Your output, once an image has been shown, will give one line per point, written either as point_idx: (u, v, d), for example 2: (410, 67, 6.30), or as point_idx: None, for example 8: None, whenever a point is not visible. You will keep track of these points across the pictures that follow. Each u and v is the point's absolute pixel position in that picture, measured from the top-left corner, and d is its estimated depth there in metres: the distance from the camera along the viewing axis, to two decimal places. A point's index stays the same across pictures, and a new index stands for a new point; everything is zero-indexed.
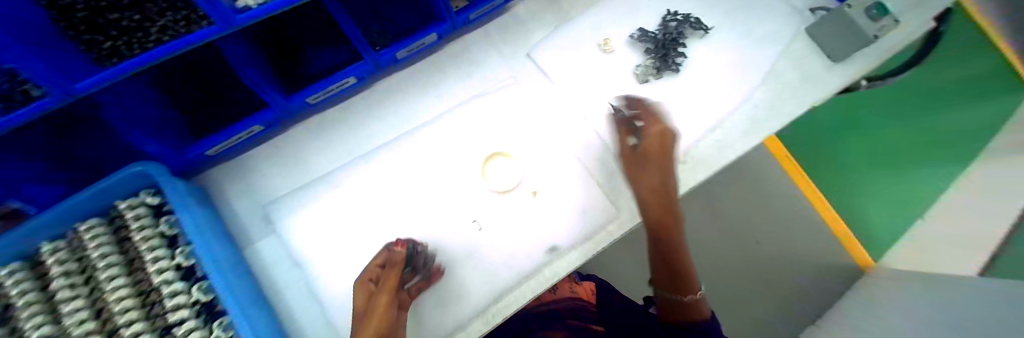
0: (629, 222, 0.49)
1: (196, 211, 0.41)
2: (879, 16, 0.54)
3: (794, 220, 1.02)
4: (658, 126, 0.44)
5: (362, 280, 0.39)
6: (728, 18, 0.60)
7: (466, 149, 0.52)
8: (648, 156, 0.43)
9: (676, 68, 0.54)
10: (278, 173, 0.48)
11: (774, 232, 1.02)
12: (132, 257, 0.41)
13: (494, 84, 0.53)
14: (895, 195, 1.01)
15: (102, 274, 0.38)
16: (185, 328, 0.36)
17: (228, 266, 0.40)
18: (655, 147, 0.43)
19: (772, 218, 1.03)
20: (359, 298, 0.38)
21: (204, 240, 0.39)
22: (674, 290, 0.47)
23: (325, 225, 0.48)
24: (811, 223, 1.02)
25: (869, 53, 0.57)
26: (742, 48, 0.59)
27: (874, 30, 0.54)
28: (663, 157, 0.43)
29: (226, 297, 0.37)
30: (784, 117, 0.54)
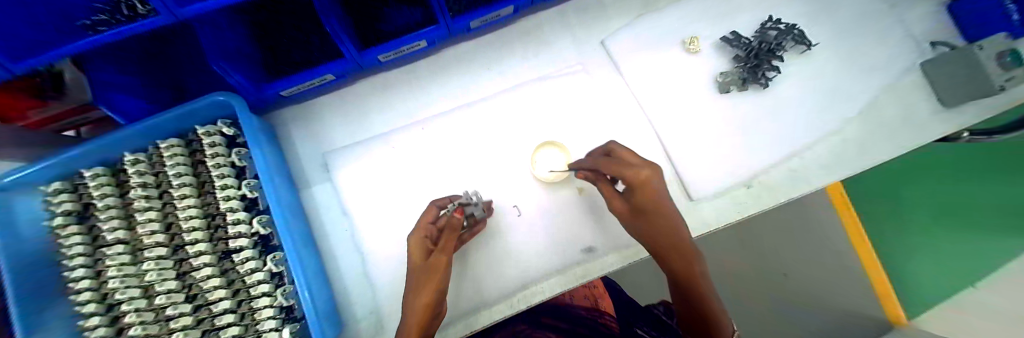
0: None
1: (265, 147, 0.43)
2: (1011, 66, 0.43)
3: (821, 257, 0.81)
4: (640, 175, 0.35)
5: (417, 237, 0.39)
6: (831, 34, 0.54)
7: (521, 133, 0.50)
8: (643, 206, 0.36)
9: (765, 83, 0.49)
10: (339, 124, 0.49)
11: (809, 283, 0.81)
12: (203, 181, 0.44)
13: (558, 70, 0.51)
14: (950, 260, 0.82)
15: (175, 192, 0.40)
16: (243, 256, 0.38)
17: (287, 206, 0.42)
18: (641, 201, 0.36)
19: (789, 247, 0.82)
20: (415, 253, 0.39)
21: (269, 177, 0.41)
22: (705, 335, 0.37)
23: (376, 182, 0.49)
24: (838, 260, 0.80)
25: (989, 104, 0.50)
26: (842, 71, 0.53)
27: (1001, 81, 0.42)
28: (645, 206, 0.36)
29: (284, 237, 0.39)
30: (875, 157, 0.48)
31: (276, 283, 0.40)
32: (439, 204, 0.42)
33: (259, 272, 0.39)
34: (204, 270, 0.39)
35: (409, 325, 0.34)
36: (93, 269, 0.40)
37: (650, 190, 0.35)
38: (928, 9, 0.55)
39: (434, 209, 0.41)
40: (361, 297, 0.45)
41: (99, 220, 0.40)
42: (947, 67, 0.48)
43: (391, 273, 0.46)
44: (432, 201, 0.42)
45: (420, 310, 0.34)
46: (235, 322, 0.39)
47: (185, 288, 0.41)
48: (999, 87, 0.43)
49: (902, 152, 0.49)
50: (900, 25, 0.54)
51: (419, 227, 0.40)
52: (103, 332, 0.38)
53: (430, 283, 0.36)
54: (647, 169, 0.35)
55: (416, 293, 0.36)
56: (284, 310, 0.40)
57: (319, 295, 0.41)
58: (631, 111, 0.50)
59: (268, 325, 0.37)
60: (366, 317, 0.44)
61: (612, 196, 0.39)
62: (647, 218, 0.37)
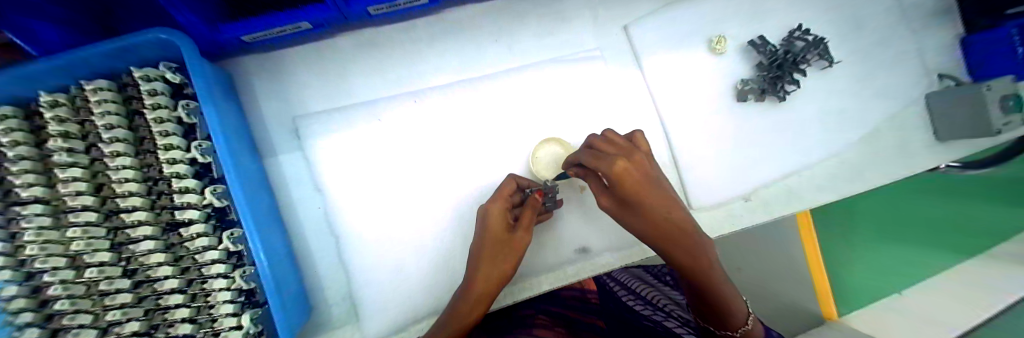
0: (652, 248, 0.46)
1: (221, 105, 0.36)
2: (1012, 109, 0.43)
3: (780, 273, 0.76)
4: (618, 165, 0.33)
5: (501, 209, 0.39)
6: (852, 51, 0.52)
7: (522, 120, 0.46)
8: (632, 197, 0.33)
9: (782, 96, 0.46)
10: (314, 85, 0.43)
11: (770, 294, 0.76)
12: (142, 137, 0.37)
13: (571, 53, 0.46)
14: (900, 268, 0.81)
15: (106, 148, 0.33)
16: (193, 231, 0.33)
17: (248, 177, 0.36)
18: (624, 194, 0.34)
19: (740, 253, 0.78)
20: (497, 226, 0.38)
21: (226, 141, 0.34)
22: (717, 323, 0.38)
23: (355, 157, 0.43)
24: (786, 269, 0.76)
25: (977, 143, 0.51)
26: (856, 91, 0.51)
27: (1001, 124, 0.42)
28: (632, 198, 0.33)
29: (242, 212, 0.33)
30: (867, 182, 0.49)
31: (234, 263, 0.36)
32: (518, 180, 0.41)
33: (214, 251, 0.34)
34: (144, 244, 0.33)
35: (479, 292, 0.37)
36: (7, 232, 0.33)
37: (634, 182, 0.33)
38: (946, 39, 0.54)
39: (514, 184, 0.41)
40: (334, 281, 0.42)
41: (9, 173, 0.32)
42: (950, 102, 0.48)
43: (368, 259, 0.42)
44: (511, 176, 0.41)
45: (491, 279, 0.37)
46: (184, 303, 0.34)
47: (123, 261, 0.35)
48: (997, 130, 0.43)
49: (890, 180, 0.50)
50: (917, 52, 0.53)
51: (501, 199, 0.39)
52: (22, 304, 0.32)
53: (509, 259, 0.38)
54: (625, 161, 0.33)
55: (495, 264, 0.37)
56: (243, 293, 0.36)
57: (286, 278, 0.36)
58: (645, 109, 0.46)
59: (224, 310, 0.33)
60: (339, 303, 0.41)
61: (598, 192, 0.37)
62: (630, 217, 0.35)
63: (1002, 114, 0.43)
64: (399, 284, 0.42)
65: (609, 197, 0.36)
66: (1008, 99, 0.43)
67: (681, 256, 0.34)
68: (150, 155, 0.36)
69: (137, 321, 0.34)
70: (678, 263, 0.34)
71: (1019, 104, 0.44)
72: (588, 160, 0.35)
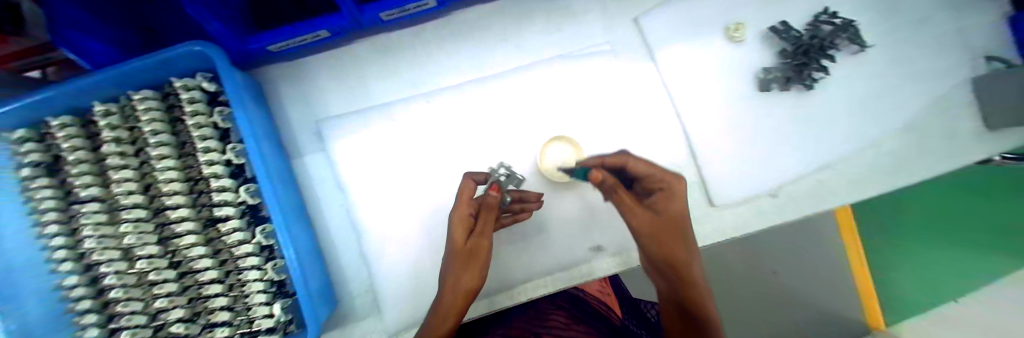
0: None
1: (251, 109, 0.38)
2: None
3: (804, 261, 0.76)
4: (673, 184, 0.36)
5: (461, 216, 0.36)
6: (886, 34, 0.49)
7: (535, 117, 0.46)
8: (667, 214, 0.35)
9: (809, 84, 0.44)
10: (334, 89, 0.44)
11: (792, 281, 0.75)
12: (184, 141, 0.40)
13: (582, 48, 0.45)
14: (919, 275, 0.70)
15: (153, 152, 0.36)
16: (230, 226, 0.36)
17: (277, 176, 0.38)
18: (672, 210, 0.36)
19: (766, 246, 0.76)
20: (458, 237, 0.36)
21: (256, 143, 0.37)
22: None
23: (373, 156, 0.45)
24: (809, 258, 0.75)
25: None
26: (892, 78, 0.48)
27: None
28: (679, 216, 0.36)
29: (272, 209, 0.35)
30: (905, 174, 0.46)
31: (266, 256, 0.38)
32: (477, 180, 0.38)
33: (248, 244, 0.36)
34: (187, 238, 0.36)
35: (449, 300, 0.35)
36: (68, 227, 0.37)
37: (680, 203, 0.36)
38: (993, 17, 0.49)
39: (473, 184, 0.38)
40: (356, 274, 0.43)
41: (70, 175, 0.36)
42: (1001, 87, 0.44)
43: (389, 255, 0.43)
44: (468, 175, 0.39)
45: (460, 292, 0.35)
46: (223, 293, 0.37)
47: (169, 254, 0.38)
48: None
49: (935, 172, 0.47)
50: (960, 32, 0.49)
51: (461, 206, 0.36)
52: (82, 292, 0.36)
53: (474, 269, 0.36)
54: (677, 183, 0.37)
55: (460, 276, 0.35)
56: (275, 284, 0.39)
57: (312, 271, 0.38)
58: (660, 104, 0.45)
59: (258, 298, 0.36)
60: (361, 295, 0.43)
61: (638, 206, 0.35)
62: (669, 235, 0.35)
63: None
64: (417, 278, 0.44)
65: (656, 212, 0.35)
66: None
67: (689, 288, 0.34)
68: (191, 157, 0.39)
69: (181, 308, 0.37)
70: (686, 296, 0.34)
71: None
72: (648, 172, 0.37)
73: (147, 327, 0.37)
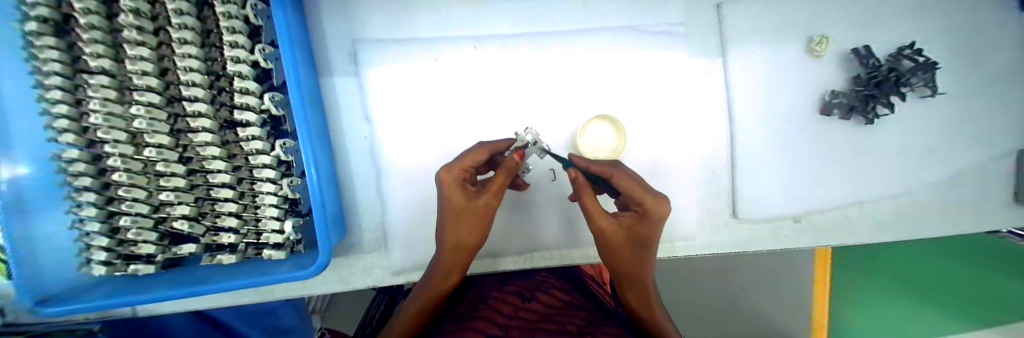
0: (685, 251, 0.44)
1: (289, 9, 0.34)
2: None
3: (785, 291, 0.75)
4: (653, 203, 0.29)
5: (456, 179, 0.32)
6: (960, 85, 0.46)
7: (584, 90, 0.43)
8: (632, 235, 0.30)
9: (872, 118, 0.42)
10: (380, 10, 0.40)
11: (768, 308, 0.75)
12: (209, 30, 0.36)
13: (653, 26, 0.42)
14: (885, 319, 0.71)
15: (173, 33, 0.33)
16: (249, 134, 0.34)
17: (306, 90, 0.35)
18: (638, 230, 0.30)
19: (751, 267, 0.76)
20: (456, 196, 0.32)
21: (290, 49, 0.33)
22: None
23: (408, 92, 0.42)
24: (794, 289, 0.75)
25: None
26: (950, 131, 0.46)
27: None
28: (645, 237, 0.30)
29: (298, 124, 0.33)
30: (926, 228, 0.46)
31: (283, 171, 0.36)
32: (490, 148, 0.35)
33: (266, 155, 0.34)
34: (201, 135, 0.34)
35: (451, 258, 0.34)
36: (73, 97, 0.33)
37: (653, 224, 0.29)
38: None
39: (485, 154, 0.35)
40: (370, 210, 0.42)
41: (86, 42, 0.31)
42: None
43: (408, 199, 0.42)
44: (482, 145, 0.35)
45: (462, 249, 0.34)
46: (233, 199, 0.36)
47: (179, 148, 0.36)
48: None
49: (954, 233, 0.47)
50: None
51: (458, 168, 0.33)
52: (82, 169, 0.33)
53: (477, 227, 0.33)
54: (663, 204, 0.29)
55: (461, 232, 0.33)
56: (288, 201, 0.37)
57: (330, 198, 0.36)
58: (716, 105, 0.43)
59: (269, 212, 0.35)
60: (372, 230, 0.42)
61: (609, 226, 0.30)
62: (627, 253, 0.31)
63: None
64: (428, 227, 0.43)
65: (618, 229, 0.30)
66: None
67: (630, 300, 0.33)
68: (215, 49, 0.36)
69: (187, 206, 0.36)
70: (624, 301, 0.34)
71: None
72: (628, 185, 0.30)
73: (148, 217, 0.36)
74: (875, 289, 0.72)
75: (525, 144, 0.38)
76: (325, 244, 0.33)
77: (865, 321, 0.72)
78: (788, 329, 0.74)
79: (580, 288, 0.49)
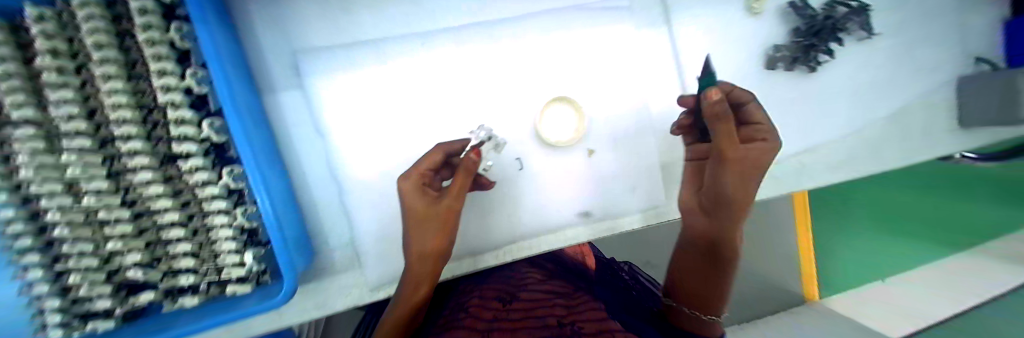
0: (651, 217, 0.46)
1: (217, 29, 0.32)
2: None
3: (770, 241, 0.90)
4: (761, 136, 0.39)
5: (416, 184, 0.33)
6: (897, 24, 0.48)
7: (538, 75, 0.43)
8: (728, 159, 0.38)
9: (814, 66, 0.44)
10: (317, 18, 0.38)
11: (758, 257, 0.89)
12: (134, 61, 0.33)
13: (599, 2, 0.42)
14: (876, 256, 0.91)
15: (94, 69, 0.30)
16: (191, 165, 0.32)
17: (246, 111, 0.33)
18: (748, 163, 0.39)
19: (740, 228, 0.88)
20: (417, 202, 0.33)
21: (222, 70, 0.31)
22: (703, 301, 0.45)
23: (359, 99, 0.40)
24: (777, 236, 0.90)
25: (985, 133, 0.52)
26: (891, 69, 0.49)
27: None
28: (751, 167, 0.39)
29: (243, 148, 0.31)
30: (878, 162, 0.49)
31: (235, 200, 0.35)
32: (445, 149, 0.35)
33: (214, 186, 0.33)
34: (141, 174, 0.32)
35: (418, 266, 0.35)
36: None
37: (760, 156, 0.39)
38: (984, 22, 0.52)
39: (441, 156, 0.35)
40: (336, 226, 0.41)
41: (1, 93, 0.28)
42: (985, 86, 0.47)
43: (376, 211, 0.41)
44: (440, 146, 0.35)
45: (429, 253, 0.35)
46: (185, 238, 0.34)
47: (122, 192, 0.34)
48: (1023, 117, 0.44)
49: (905, 163, 0.50)
50: (956, 31, 0.51)
51: (416, 173, 0.33)
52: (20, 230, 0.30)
53: (440, 231, 0.35)
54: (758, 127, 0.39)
55: (424, 238, 0.34)
56: (246, 231, 0.36)
57: (289, 220, 0.35)
58: (671, 73, 0.44)
59: (226, 245, 0.33)
60: (342, 249, 0.41)
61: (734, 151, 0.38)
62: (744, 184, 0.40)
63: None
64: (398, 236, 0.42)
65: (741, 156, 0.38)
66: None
67: (700, 287, 0.45)
68: (143, 81, 0.34)
69: (139, 252, 0.34)
70: (683, 277, 0.47)
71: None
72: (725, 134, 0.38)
73: (99, 271, 0.34)
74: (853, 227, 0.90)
75: (482, 141, 0.40)
76: (288, 269, 0.32)
77: (857, 262, 0.92)
78: (773, 271, 0.90)
79: (561, 276, 0.50)
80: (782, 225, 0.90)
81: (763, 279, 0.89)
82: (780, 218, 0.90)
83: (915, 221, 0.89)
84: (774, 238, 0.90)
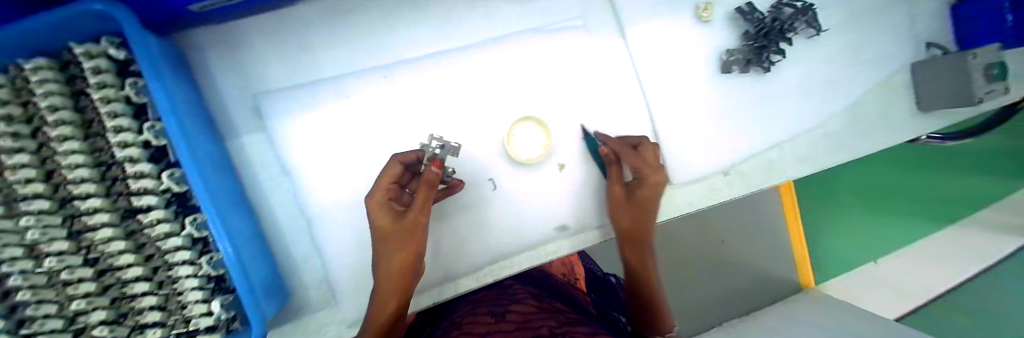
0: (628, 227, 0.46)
1: (172, 81, 0.32)
2: (994, 78, 0.46)
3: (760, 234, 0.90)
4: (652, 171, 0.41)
5: (380, 201, 0.34)
6: (844, 19, 0.51)
7: (501, 97, 0.44)
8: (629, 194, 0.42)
9: (767, 66, 0.45)
10: (276, 60, 0.39)
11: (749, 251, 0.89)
12: (90, 119, 0.34)
13: (553, 23, 0.44)
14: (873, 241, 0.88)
15: (49, 132, 0.30)
16: (153, 218, 0.32)
17: (206, 159, 0.33)
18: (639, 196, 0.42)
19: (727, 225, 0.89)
20: (384, 218, 0.34)
21: (178, 121, 0.31)
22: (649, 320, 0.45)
23: (323, 135, 0.40)
24: (768, 229, 0.90)
25: (947, 115, 0.53)
26: (844, 63, 0.50)
27: (983, 93, 0.45)
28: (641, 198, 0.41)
29: (201, 198, 0.31)
30: (843, 153, 0.50)
31: (199, 249, 0.35)
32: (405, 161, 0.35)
33: (176, 237, 0.33)
34: (102, 231, 0.32)
35: (389, 285, 0.34)
36: None
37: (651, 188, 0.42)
38: (930, 9, 0.54)
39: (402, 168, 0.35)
40: (308, 264, 0.40)
41: None
42: (939, 71, 0.48)
43: (348, 246, 0.41)
44: (395, 157, 0.35)
45: (398, 271, 0.34)
46: (151, 291, 0.34)
47: (83, 251, 0.33)
48: (979, 98, 0.45)
49: (870, 151, 0.51)
50: (903, 21, 0.53)
51: (381, 190, 0.34)
52: None
53: (410, 246, 0.34)
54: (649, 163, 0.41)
55: (392, 254, 0.34)
56: (213, 279, 0.35)
57: (257, 264, 0.35)
58: (632, 85, 0.45)
59: (192, 296, 0.33)
60: (315, 287, 0.41)
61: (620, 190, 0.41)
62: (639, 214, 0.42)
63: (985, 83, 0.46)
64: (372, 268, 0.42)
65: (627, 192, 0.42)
66: (993, 67, 0.46)
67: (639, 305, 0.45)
68: (101, 138, 0.34)
69: (104, 310, 0.32)
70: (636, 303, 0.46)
71: (1002, 72, 0.46)
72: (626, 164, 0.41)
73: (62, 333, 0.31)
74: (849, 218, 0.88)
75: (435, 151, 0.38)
76: (255, 316, 0.32)
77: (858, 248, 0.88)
78: (768, 265, 0.89)
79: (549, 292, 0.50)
80: (771, 218, 0.90)
81: (760, 274, 0.89)
82: (767, 211, 0.90)
83: (908, 199, 0.88)
84: (763, 231, 0.90)
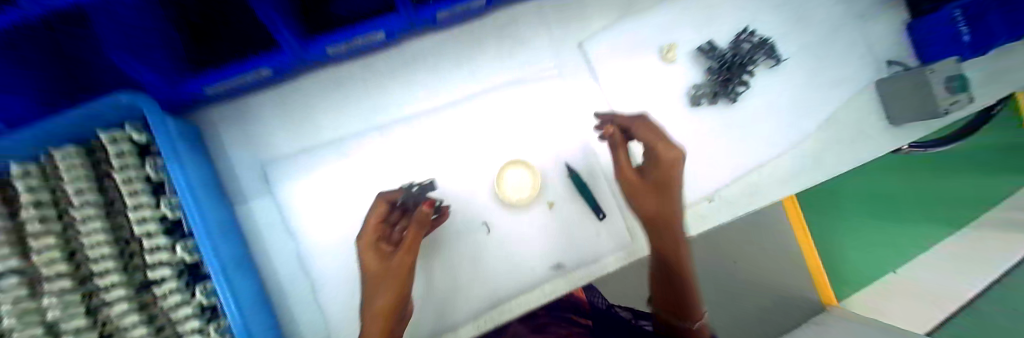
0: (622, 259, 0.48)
1: (188, 160, 0.36)
2: (957, 90, 0.47)
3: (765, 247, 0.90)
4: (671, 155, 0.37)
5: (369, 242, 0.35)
6: (803, 47, 0.54)
7: (488, 145, 0.47)
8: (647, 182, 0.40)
9: (734, 97, 0.49)
10: (280, 129, 0.43)
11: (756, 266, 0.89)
12: (112, 199, 0.37)
13: (532, 74, 0.47)
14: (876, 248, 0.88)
15: (74, 213, 0.33)
16: (166, 289, 0.34)
17: (217, 229, 0.36)
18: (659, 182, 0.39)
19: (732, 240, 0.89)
20: (371, 259, 0.35)
21: (193, 197, 0.34)
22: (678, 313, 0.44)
23: (324, 193, 0.43)
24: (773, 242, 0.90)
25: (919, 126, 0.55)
26: (808, 86, 0.54)
27: (947, 105, 0.47)
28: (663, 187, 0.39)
29: (212, 268, 0.33)
30: (823, 170, 0.51)
31: (209, 315, 0.37)
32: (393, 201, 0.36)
33: (187, 306, 0.35)
34: (118, 306, 0.33)
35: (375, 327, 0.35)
36: None
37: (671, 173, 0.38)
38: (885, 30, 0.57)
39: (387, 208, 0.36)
40: (311, 321, 0.42)
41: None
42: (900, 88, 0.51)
43: (349, 300, 0.43)
44: (382, 195, 0.36)
45: (383, 311, 0.35)
46: None
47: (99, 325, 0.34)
48: (942, 110, 0.47)
49: (849, 166, 0.53)
50: (862, 42, 0.56)
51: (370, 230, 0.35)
52: None
53: (396, 287, 0.36)
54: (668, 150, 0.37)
55: (377, 295, 0.35)
56: None
57: (262, 326, 0.37)
58: None
59: None
60: None
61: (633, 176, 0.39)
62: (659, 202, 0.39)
63: (948, 96, 0.47)
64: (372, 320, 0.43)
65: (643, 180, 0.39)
66: (954, 80, 0.47)
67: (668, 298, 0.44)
68: (122, 215, 0.37)
69: None
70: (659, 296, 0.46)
71: (963, 83, 0.47)
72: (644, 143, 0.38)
73: None
74: (850, 226, 0.88)
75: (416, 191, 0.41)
76: None
77: (862, 258, 0.89)
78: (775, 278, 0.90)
79: None
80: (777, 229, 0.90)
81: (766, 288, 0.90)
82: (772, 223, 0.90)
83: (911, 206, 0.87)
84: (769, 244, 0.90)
